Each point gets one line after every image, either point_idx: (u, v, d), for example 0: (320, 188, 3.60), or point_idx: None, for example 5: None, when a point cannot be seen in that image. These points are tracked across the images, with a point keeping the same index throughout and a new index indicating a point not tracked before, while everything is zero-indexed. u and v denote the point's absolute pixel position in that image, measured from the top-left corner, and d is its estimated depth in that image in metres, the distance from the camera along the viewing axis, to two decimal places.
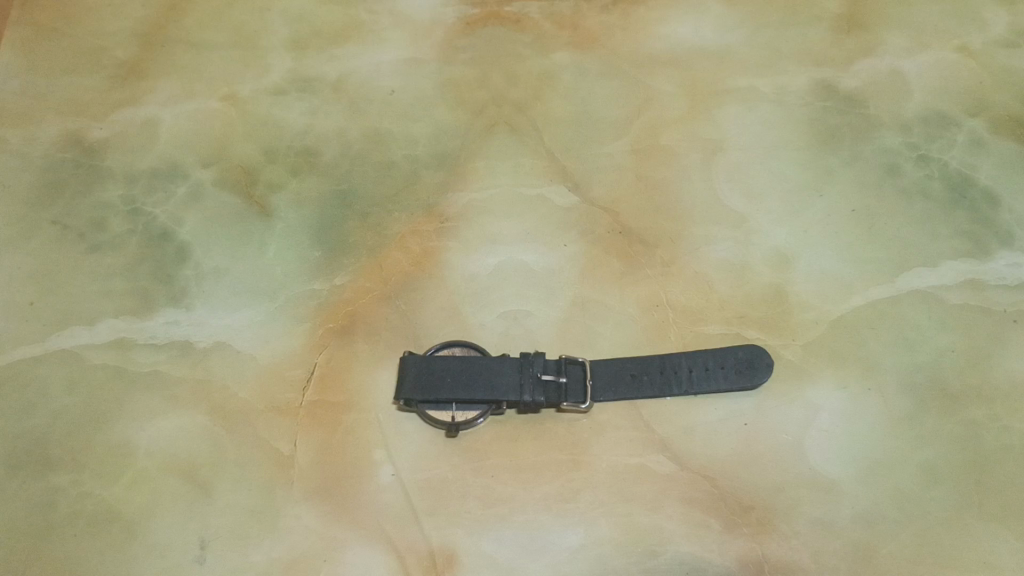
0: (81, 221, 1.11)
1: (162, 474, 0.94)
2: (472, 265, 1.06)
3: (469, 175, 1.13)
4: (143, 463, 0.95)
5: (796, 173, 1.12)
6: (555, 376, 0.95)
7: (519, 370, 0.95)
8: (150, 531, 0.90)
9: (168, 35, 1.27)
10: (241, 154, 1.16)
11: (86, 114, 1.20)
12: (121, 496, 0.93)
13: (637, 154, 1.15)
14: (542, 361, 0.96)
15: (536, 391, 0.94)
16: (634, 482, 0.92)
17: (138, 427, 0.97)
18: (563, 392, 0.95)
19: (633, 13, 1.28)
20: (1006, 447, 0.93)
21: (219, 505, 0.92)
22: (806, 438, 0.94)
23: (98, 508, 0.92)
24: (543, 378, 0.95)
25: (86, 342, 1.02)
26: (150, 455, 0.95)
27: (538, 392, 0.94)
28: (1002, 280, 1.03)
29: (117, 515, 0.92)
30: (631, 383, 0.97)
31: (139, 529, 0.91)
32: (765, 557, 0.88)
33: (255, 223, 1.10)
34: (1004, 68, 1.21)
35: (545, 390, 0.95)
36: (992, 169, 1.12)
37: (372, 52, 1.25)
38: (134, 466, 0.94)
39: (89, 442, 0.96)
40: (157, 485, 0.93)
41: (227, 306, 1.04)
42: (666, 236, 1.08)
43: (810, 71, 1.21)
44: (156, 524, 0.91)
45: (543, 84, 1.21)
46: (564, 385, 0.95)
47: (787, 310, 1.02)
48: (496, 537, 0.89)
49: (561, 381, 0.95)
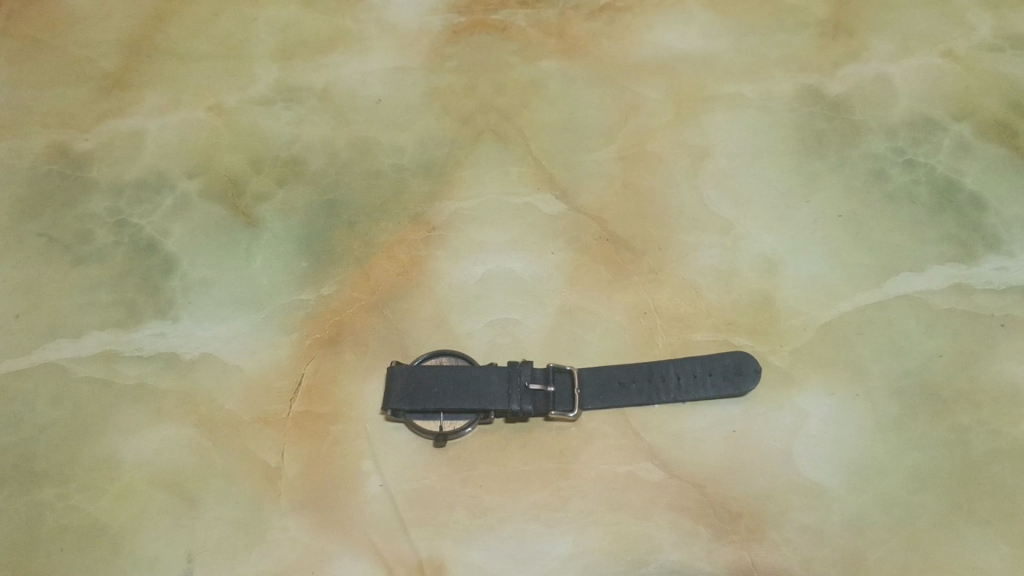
0: (68, 233, 1.11)
1: (150, 487, 0.93)
2: (460, 274, 1.06)
3: (457, 183, 1.13)
4: (129, 475, 0.94)
5: (783, 178, 1.12)
6: (543, 385, 0.95)
7: (507, 379, 0.95)
8: (137, 544, 0.90)
9: (154, 45, 1.27)
10: (229, 164, 1.16)
11: (72, 125, 1.20)
12: (108, 509, 0.92)
13: (625, 161, 1.15)
14: (530, 369, 0.96)
15: (524, 400, 0.94)
16: (623, 489, 0.92)
17: (125, 440, 0.96)
18: (550, 401, 0.95)
19: (619, 20, 1.28)
20: (995, 452, 0.93)
21: (207, 518, 0.91)
22: (795, 444, 0.94)
23: (85, 521, 0.92)
24: (532, 387, 0.95)
25: (73, 355, 1.02)
26: (137, 467, 0.95)
27: (526, 400, 0.94)
28: (990, 284, 1.03)
29: (103, 528, 0.91)
30: (619, 391, 0.96)
31: (125, 542, 0.90)
32: (754, 565, 0.88)
33: (243, 234, 1.10)
34: (990, 73, 1.21)
35: (533, 399, 0.95)
36: (979, 173, 1.13)
37: (359, 61, 1.25)
38: (121, 478, 0.94)
39: (77, 455, 0.96)
40: (144, 498, 0.93)
41: (215, 317, 1.04)
42: (654, 243, 1.08)
43: (796, 77, 1.21)
44: (143, 537, 0.90)
45: (530, 92, 1.21)
46: (552, 394, 0.95)
47: (776, 316, 1.02)
48: (484, 547, 0.89)
49: (550, 390, 0.95)
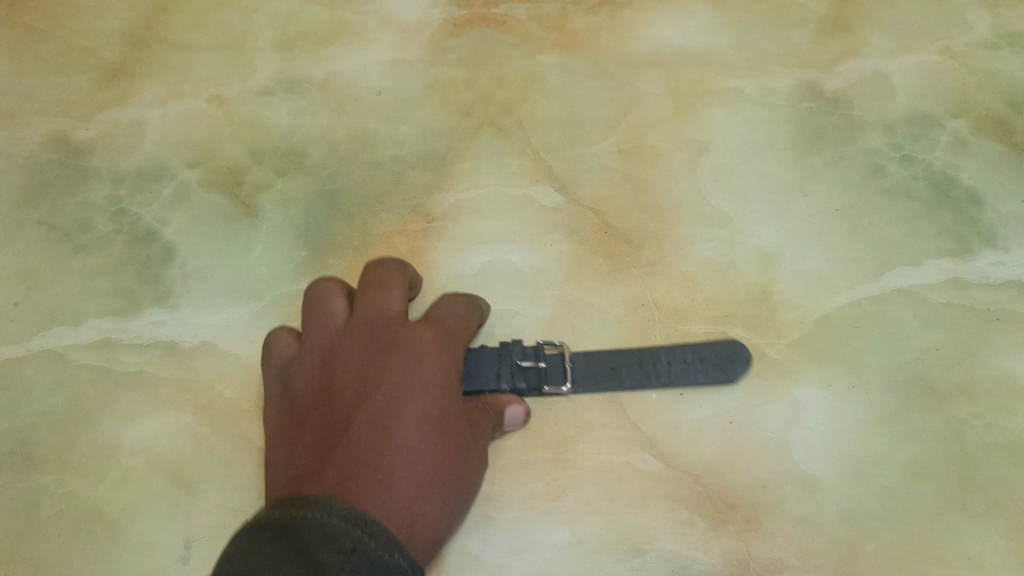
0: (68, 221, 1.11)
1: (422, 403, 0.82)
2: (459, 265, 1.07)
3: (457, 175, 1.14)
4: (435, 399, 0.83)
5: (781, 173, 1.13)
6: (534, 361, 0.98)
7: (499, 358, 0.97)
8: (379, 544, 0.66)
9: (153, 34, 1.27)
10: (229, 154, 1.16)
11: (72, 114, 1.20)
12: (389, 419, 0.79)
13: (623, 155, 1.15)
14: (521, 348, 0.98)
15: (516, 377, 0.97)
16: (620, 479, 0.93)
17: (413, 361, 0.86)
18: (542, 376, 0.97)
19: (620, 15, 1.27)
20: (989, 445, 0.94)
21: (311, 441, 0.79)
22: (791, 436, 0.94)
23: (335, 448, 0.76)
24: (523, 363, 0.97)
25: (71, 342, 1.02)
26: (384, 380, 0.83)
27: (518, 377, 0.97)
28: (985, 279, 1.04)
29: (366, 433, 0.77)
30: (610, 376, 0.98)
31: (384, 456, 0.76)
32: (751, 555, 0.89)
33: (242, 224, 1.10)
34: (986, 70, 1.21)
35: (525, 375, 0.97)
36: (976, 169, 1.13)
37: (358, 53, 1.24)
38: (389, 392, 0.82)
39: (368, 367, 0.85)
40: (406, 414, 0.80)
41: (213, 306, 1.04)
42: (652, 236, 1.08)
43: (796, 73, 1.21)
44: (370, 542, 0.66)
45: (529, 85, 1.21)
46: (543, 370, 0.98)
47: (773, 310, 1.03)
48: (482, 535, 0.91)
49: (541, 365, 0.98)
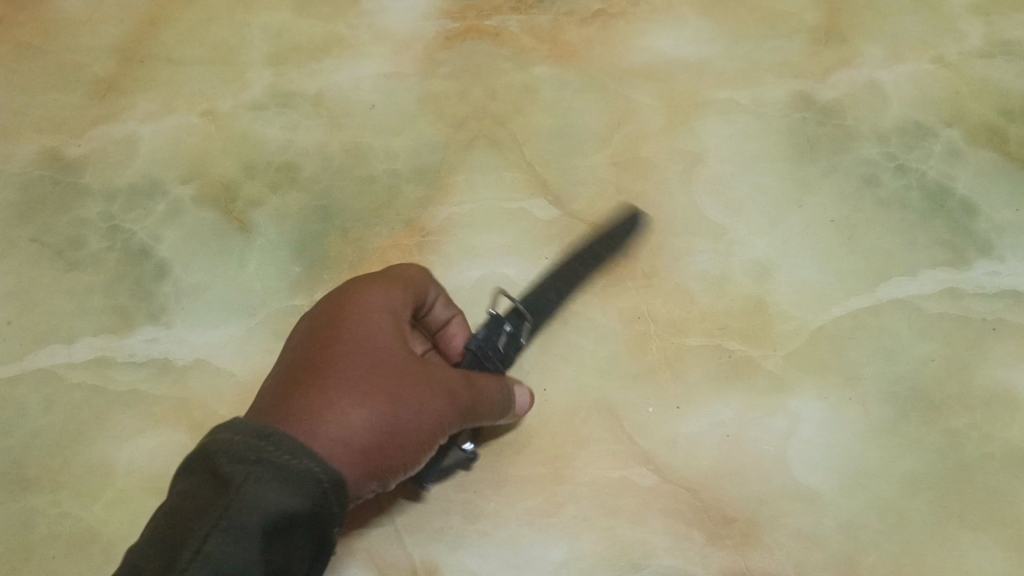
0: (60, 238, 1.11)
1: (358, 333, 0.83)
2: (454, 280, 1.08)
3: (450, 189, 1.13)
4: (364, 326, 0.84)
5: (775, 184, 1.13)
6: (502, 332, 0.95)
7: (482, 360, 0.94)
8: (286, 455, 0.68)
9: (144, 48, 1.26)
10: (222, 169, 1.16)
11: (64, 130, 1.19)
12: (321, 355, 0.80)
13: (617, 167, 1.15)
14: (484, 334, 0.94)
15: (507, 352, 0.96)
16: (617, 494, 0.93)
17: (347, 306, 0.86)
18: (517, 334, 0.97)
19: (613, 26, 1.27)
20: (986, 456, 0.93)
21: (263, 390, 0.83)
22: (788, 449, 0.94)
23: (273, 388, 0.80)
24: (500, 343, 0.95)
25: (64, 361, 1.01)
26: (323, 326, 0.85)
27: (506, 353, 0.96)
28: (981, 289, 1.04)
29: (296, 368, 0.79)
30: (566, 309, 1.02)
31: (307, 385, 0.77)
32: (748, 569, 0.89)
33: (235, 239, 1.10)
34: (979, 78, 1.21)
35: (509, 346, 0.96)
36: (970, 179, 1.13)
37: (350, 67, 1.24)
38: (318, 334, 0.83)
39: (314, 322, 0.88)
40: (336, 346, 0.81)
41: (207, 323, 1.04)
42: (646, 249, 1.08)
43: (790, 83, 1.21)
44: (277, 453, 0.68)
45: (523, 97, 1.21)
46: (512, 331, 0.96)
47: (769, 322, 1.02)
48: (479, 552, 0.90)
49: (509, 329, 0.96)
